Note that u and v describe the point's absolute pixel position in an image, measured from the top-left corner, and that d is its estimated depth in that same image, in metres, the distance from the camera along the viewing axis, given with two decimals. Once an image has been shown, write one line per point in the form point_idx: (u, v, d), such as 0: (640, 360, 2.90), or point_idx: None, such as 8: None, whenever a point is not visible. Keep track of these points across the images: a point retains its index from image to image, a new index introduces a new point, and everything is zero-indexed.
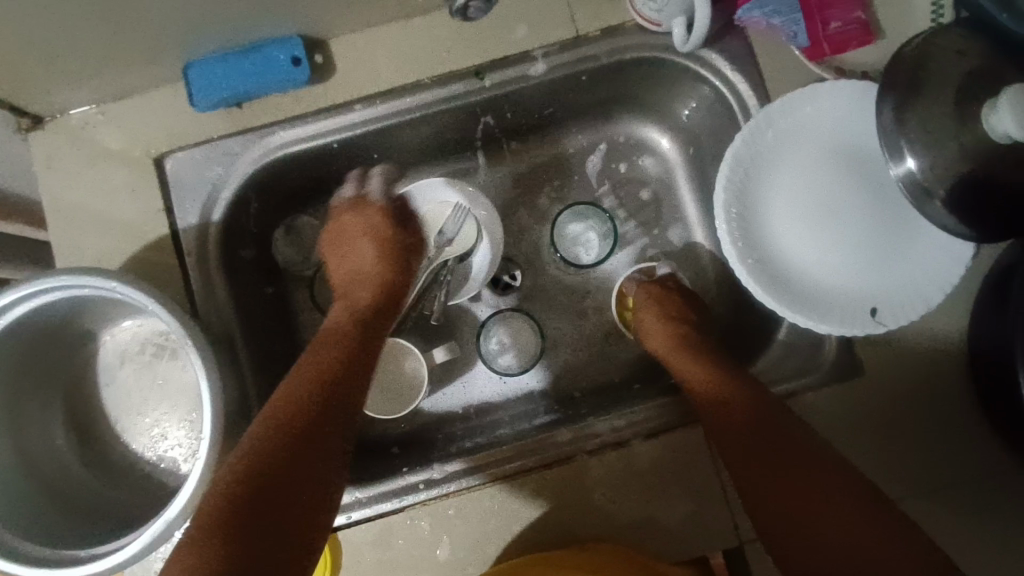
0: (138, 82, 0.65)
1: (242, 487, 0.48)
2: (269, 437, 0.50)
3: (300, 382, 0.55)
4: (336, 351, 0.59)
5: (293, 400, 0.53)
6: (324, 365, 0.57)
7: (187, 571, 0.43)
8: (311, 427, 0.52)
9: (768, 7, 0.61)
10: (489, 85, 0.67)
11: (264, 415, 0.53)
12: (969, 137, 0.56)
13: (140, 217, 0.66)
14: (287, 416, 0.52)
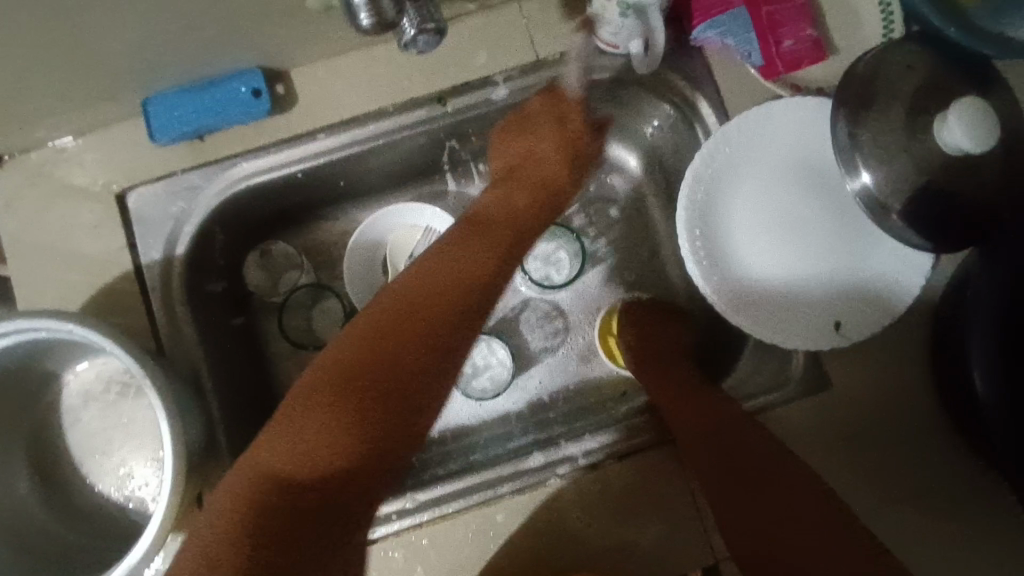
0: (97, 119, 0.65)
1: (380, 345, 0.51)
2: (419, 336, 0.52)
3: (447, 280, 0.56)
4: (483, 250, 0.59)
5: (442, 299, 0.54)
6: (474, 271, 0.57)
7: (333, 387, 0.48)
8: (453, 338, 0.54)
9: (722, 27, 0.61)
10: (452, 111, 0.68)
11: (395, 289, 0.55)
12: (919, 150, 0.57)
13: (102, 253, 0.65)
14: (431, 316, 0.53)
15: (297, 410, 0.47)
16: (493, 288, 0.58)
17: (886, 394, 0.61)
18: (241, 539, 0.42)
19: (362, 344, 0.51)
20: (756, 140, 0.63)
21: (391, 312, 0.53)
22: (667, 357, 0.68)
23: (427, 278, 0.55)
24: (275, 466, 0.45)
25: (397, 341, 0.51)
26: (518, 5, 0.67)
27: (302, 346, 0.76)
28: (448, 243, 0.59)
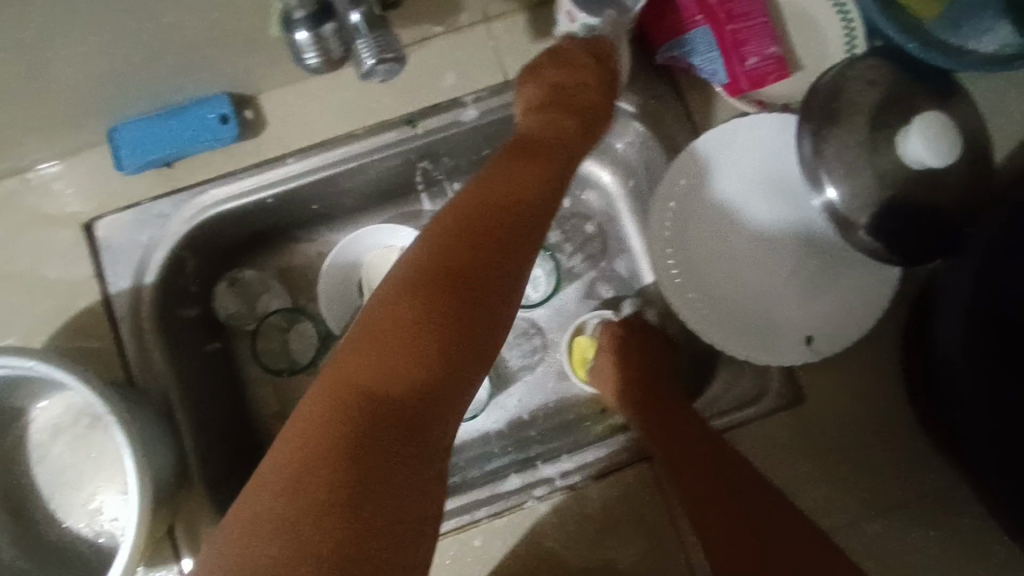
0: (63, 150, 0.64)
1: (453, 258, 0.48)
2: (478, 246, 0.49)
3: (504, 191, 0.53)
4: (533, 163, 0.56)
5: (498, 211, 0.52)
6: (528, 179, 0.55)
7: (410, 304, 0.45)
8: (518, 245, 0.51)
9: (687, 46, 0.62)
10: (422, 132, 0.67)
11: (461, 204, 0.52)
12: (883, 164, 0.57)
13: (71, 284, 0.64)
14: (491, 227, 0.51)
15: (368, 328, 0.45)
16: (549, 195, 0.56)
17: (861, 408, 0.61)
18: (340, 439, 0.40)
19: (424, 258, 0.48)
20: (726, 156, 0.63)
21: (450, 225, 0.50)
22: (640, 374, 0.66)
23: (477, 193, 0.53)
24: (363, 380, 0.43)
25: (466, 250, 0.49)
26: (486, 27, 0.67)
27: (278, 372, 0.75)
28: (499, 159, 0.56)
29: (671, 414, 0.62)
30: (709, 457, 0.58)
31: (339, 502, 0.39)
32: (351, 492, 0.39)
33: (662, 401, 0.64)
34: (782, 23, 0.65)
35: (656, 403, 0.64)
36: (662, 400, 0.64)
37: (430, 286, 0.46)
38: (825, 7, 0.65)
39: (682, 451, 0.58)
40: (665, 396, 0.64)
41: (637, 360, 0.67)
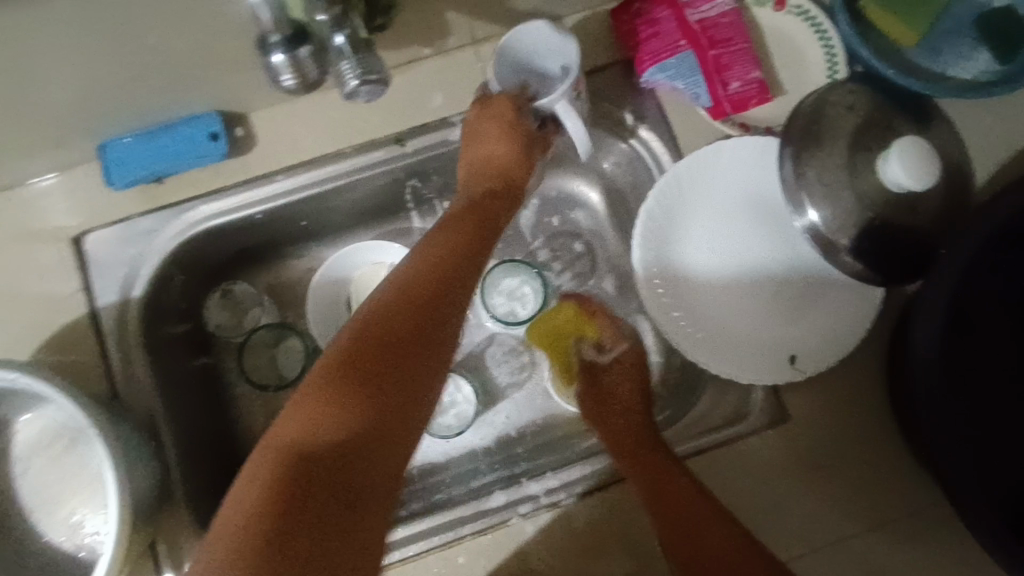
0: (50, 166, 0.64)
1: (374, 332, 0.50)
2: (406, 318, 0.52)
3: (432, 270, 0.56)
4: (458, 240, 0.59)
5: (422, 288, 0.54)
6: (452, 254, 0.58)
7: (332, 380, 0.47)
8: (444, 318, 0.54)
9: (669, 71, 0.64)
10: (410, 151, 0.68)
11: (383, 289, 0.55)
12: (864, 186, 0.58)
13: (54, 299, 0.64)
14: (417, 300, 0.53)
15: (297, 404, 0.46)
16: (472, 270, 0.59)
17: (845, 424, 0.61)
18: (272, 500, 0.40)
19: (352, 333, 0.50)
20: (706, 181, 0.64)
21: (378, 304, 0.53)
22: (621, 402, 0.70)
23: (404, 273, 0.56)
24: (290, 443, 0.43)
25: (391, 323, 0.51)
26: (475, 49, 0.68)
27: (267, 388, 0.74)
28: (428, 240, 0.59)
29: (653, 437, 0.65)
30: (689, 480, 0.60)
31: (275, 560, 0.38)
32: (301, 534, 0.40)
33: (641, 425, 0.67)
34: (764, 47, 0.66)
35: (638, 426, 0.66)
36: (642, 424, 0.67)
37: (349, 360, 0.48)
38: (806, 33, 0.66)
39: (673, 481, 0.60)
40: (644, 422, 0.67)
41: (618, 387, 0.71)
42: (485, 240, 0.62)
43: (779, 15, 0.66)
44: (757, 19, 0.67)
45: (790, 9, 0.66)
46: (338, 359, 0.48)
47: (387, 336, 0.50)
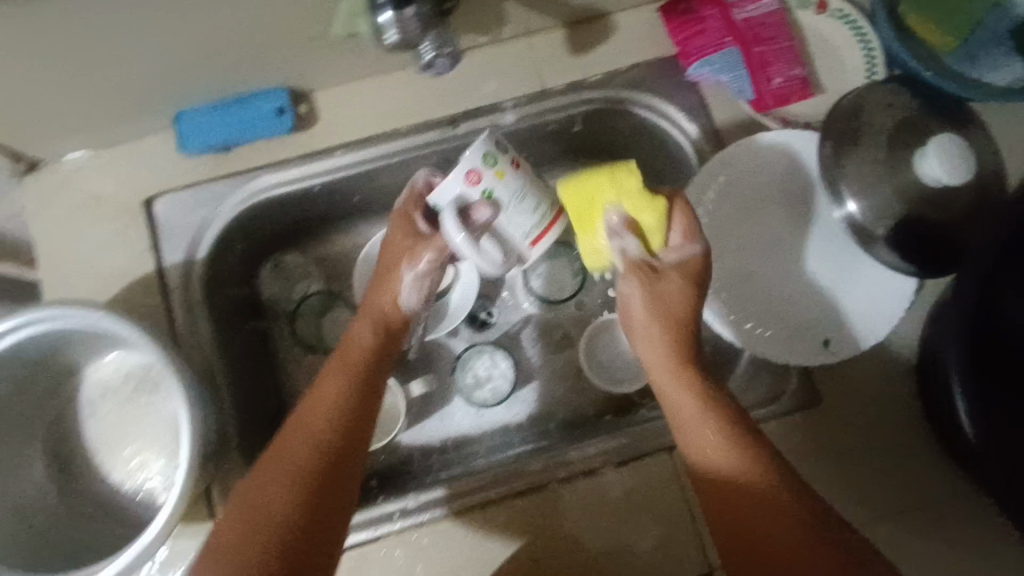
0: (129, 133, 0.69)
1: (246, 507, 0.52)
2: (294, 491, 0.52)
3: (306, 441, 0.55)
4: (343, 402, 0.57)
5: (303, 461, 0.54)
6: (337, 420, 0.56)
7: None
8: (341, 476, 0.54)
9: (716, 65, 0.68)
10: (462, 133, 0.72)
11: (274, 451, 0.55)
12: (901, 180, 0.61)
13: (127, 255, 0.69)
14: (303, 473, 0.53)
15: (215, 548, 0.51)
16: (361, 428, 0.57)
17: (872, 407, 0.64)
18: None
19: (237, 507, 0.52)
20: (747, 172, 0.67)
21: (271, 472, 0.53)
22: (681, 372, 0.58)
23: (288, 442, 0.55)
24: None
25: (271, 489, 0.52)
26: (528, 40, 0.72)
27: (325, 347, 0.79)
28: (312, 401, 0.57)
29: (719, 420, 0.55)
30: (762, 487, 0.51)
31: None
32: None
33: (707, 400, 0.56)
34: (806, 47, 0.69)
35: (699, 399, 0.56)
36: (707, 401, 0.56)
37: (228, 536, 0.51)
38: (847, 36, 0.69)
39: (740, 441, 0.54)
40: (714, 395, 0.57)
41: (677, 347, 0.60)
42: (373, 392, 0.59)
43: (820, 18, 0.70)
44: (800, 20, 0.70)
45: (832, 12, 0.70)
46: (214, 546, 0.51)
47: (244, 507, 0.52)
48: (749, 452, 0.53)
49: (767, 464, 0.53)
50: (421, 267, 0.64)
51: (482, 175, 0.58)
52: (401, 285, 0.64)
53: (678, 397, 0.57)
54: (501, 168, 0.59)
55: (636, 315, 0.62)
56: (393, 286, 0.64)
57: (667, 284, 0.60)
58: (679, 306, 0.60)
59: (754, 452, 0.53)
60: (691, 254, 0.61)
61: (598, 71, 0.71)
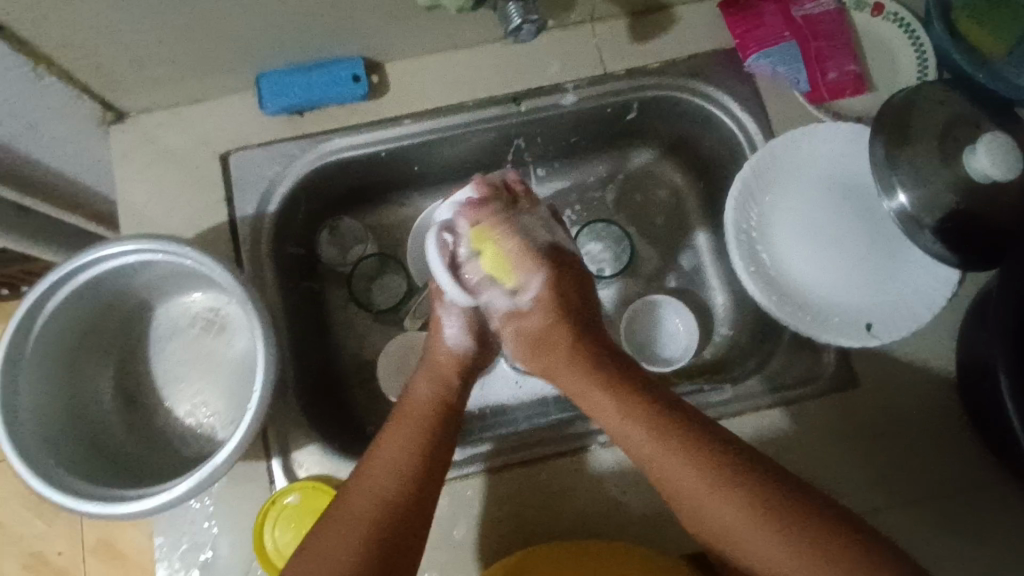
0: (212, 90, 0.73)
1: (324, 546, 0.54)
2: (363, 548, 0.54)
3: (373, 500, 0.57)
4: (408, 460, 0.60)
5: (366, 519, 0.56)
6: (400, 477, 0.58)
7: None
8: (407, 535, 0.56)
9: (773, 57, 0.71)
10: (524, 110, 0.75)
11: (349, 497, 0.57)
12: (950, 174, 0.63)
13: (201, 205, 0.73)
14: (369, 530, 0.55)
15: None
16: (428, 483, 0.59)
17: (907, 394, 0.67)
18: None
19: (314, 544, 0.55)
20: (800, 158, 0.70)
21: (346, 516, 0.56)
22: (668, 445, 0.57)
23: (354, 498, 0.57)
24: None
25: (347, 530, 0.55)
26: (591, 26, 0.76)
27: (372, 309, 0.83)
28: (376, 457, 0.60)
29: (731, 488, 0.54)
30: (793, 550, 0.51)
31: None
32: None
33: (710, 470, 0.55)
34: (860, 46, 0.72)
35: (702, 472, 0.55)
36: (709, 471, 0.55)
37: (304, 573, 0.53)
38: (900, 37, 0.72)
39: (675, 436, 0.57)
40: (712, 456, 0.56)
41: (657, 423, 0.59)
42: (438, 451, 0.62)
43: (875, 20, 0.73)
44: (856, 20, 0.73)
45: (887, 14, 0.72)
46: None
47: (319, 545, 0.55)
48: (774, 515, 0.52)
49: (792, 523, 0.52)
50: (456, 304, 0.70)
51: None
52: (444, 326, 0.71)
53: (675, 474, 0.56)
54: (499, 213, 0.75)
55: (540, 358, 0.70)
56: (441, 331, 0.71)
57: (537, 310, 0.69)
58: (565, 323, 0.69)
59: (774, 515, 0.52)
60: (539, 282, 0.69)
61: (657, 58, 0.75)
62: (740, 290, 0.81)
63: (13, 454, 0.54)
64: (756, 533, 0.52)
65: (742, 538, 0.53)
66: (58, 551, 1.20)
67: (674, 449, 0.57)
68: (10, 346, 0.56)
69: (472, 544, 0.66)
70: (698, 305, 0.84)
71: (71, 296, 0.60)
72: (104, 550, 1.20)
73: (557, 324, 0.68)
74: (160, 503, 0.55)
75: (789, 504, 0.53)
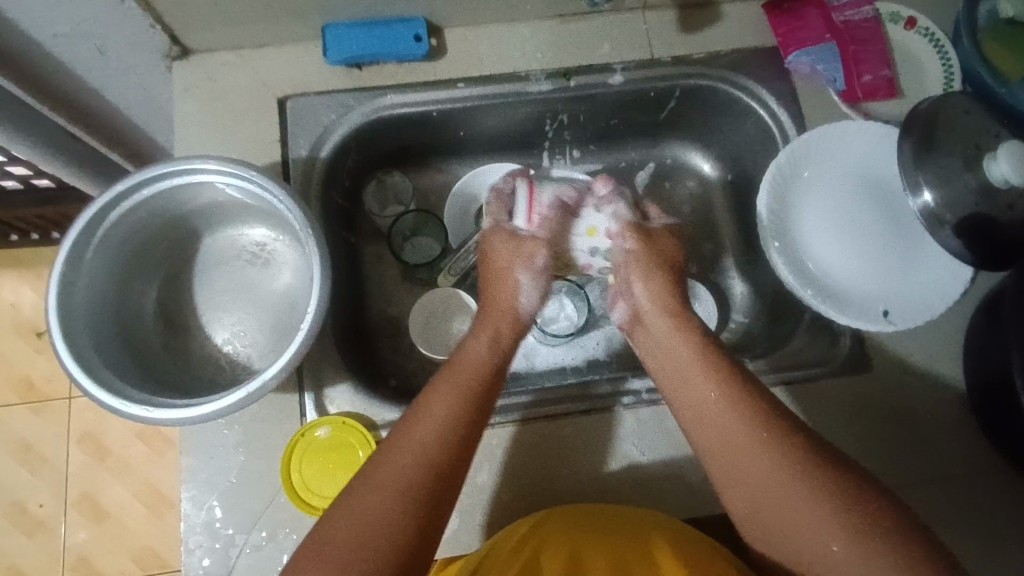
0: (278, 36, 0.76)
1: (357, 494, 0.54)
2: (406, 493, 0.54)
3: (410, 450, 0.57)
4: (449, 411, 0.60)
5: (410, 474, 0.55)
6: (440, 433, 0.58)
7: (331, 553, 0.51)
8: (445, 491, 0.56)
9: (814, 55, 0.76)
10: (573, 85, 0.79)
11: (388, 453, 0.57)
12: (973, 177, 0.67)
13: (256, 143, 0.75)
14: (409, 486, 0.55)
15: (314, 545, 0.52)
16: (470, 442, 0.59)
17: (916, 381, 0.70)
18: None
19: (353, 494, 0.55)
20: (832, 153, 0.75)
21: (382, 467, 0.56)
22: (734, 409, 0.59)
23: (395, 453, 0.57)
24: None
25: (382, 479, 0.55)
26: (643, 14, 0.80)
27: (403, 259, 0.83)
28: (418, 415, 0.59)
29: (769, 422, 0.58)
30: (838, 518, 0.52)
31: None
32: None
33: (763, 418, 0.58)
34: (892, 56, 0.78)
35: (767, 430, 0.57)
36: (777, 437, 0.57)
37: (339, 522, 0.53)
38: (929, 50, 0.77)
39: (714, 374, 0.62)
40: (778, 420, 0.58)
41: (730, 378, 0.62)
42: (481, 414, 0.62)
43: (908, 33, 0.78)
44: (889, 31, 0.78)
45: (919, 29, 0.78)
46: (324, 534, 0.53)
47: (357, 495, 0.54)
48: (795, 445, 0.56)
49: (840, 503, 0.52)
50: (537, 264, 0.74)
51: (595, 262, 0.78)
52: (519, 285, 0.73)
53: (735, 422, 0.59)
54: (592, 227, 0.76)
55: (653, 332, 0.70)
56: (512, 289, 0.73)
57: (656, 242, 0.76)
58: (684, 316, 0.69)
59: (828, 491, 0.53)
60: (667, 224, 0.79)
61: (703, 50, 0.79)
62: (758, 280, 0.85)
63: (67, 352, 0.56)
64: (803, 470, 0.55)
65: (792, 500, 0.54)
66: (40, 502, 1.14)
67: (721, 394, 0.61)
68: (72, 249, 0.59)
69: (494, 490, 0.68)
70: (718, 290, 0.87)
71: (132, 207, 0.62)
72: (88, 506, 1.15)
73: (666, 267, 0.75)
74: (204, 412, 0.56)
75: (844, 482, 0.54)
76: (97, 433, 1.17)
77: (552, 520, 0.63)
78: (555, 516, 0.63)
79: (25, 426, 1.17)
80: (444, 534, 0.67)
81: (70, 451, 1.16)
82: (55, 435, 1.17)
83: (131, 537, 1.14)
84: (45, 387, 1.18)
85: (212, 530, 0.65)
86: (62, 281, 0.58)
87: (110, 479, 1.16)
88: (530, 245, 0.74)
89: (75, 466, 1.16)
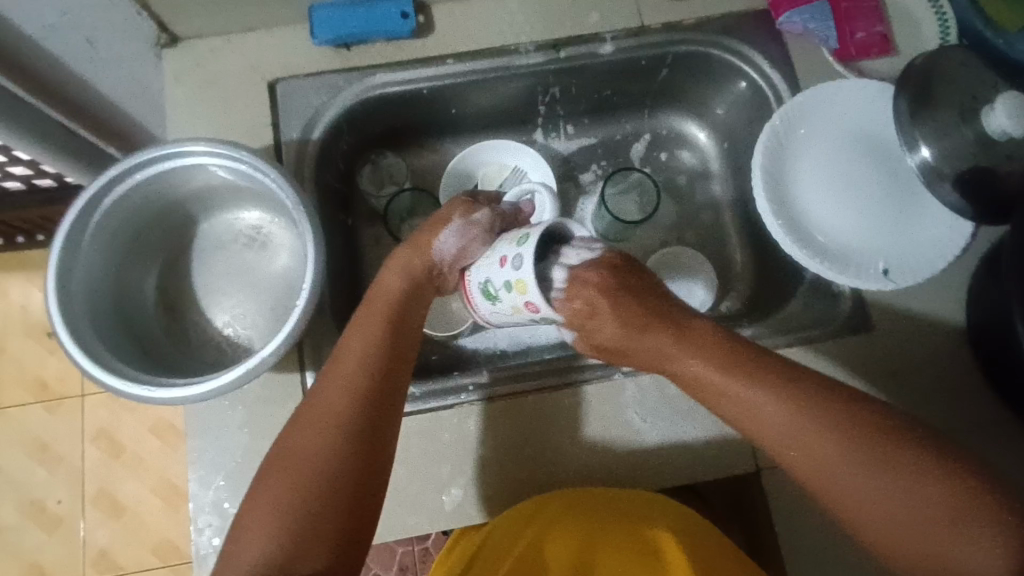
0: (266, 20, 0.76)
1: (293, 435, 0.55)
2: (335, 428, 0.54)
3: (338, 389, 0.56)
4: (371, 350, 0.58)
5: (338, 410, 0.55)
6: (365, 366, 0.57)
7: (269, 486, 0.52)
8: (381, 419, 0.56)
9: (806, 15, 0.74)
10: (563, 57, 0.78)
11: (320, 393, 0.56)
12: (970, 131, 0.66)
13: (248, 127, 0.75)
14: (341, 426, 0.54)
15: (254, 510, 0.52)
16: (396, 373, 0.59)
17: (917, 340, 0.70)
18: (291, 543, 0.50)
19: (288, 436, 0.55)
20: (827, 110, 0.74)
21: (309, 410, 0.56)
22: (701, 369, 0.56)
23: (323, 399, 0.56)
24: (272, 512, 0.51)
25: (311, 422, 0.55)
26: None
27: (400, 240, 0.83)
28: (338, 362, 0.58)
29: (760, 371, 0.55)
30: (846, 463, 0.50)
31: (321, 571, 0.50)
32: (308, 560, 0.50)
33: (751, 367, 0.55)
34: (886, 13, 0.77)
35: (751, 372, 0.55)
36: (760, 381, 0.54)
37: (276, 463, 0.53)
38: (924, 5, 0.76)
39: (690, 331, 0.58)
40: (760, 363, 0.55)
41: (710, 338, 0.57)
42: (409, 342, 0.61)
43: None
44: None
45: None
46: (265, 472, 0.54)
47: (291, 434, 0.55)
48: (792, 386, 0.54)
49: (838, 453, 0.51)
50: (474, 217, 0.63)
51: (506, 254, 0.55)
52: (445, 228, 0.63)
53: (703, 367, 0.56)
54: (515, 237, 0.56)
55: (610, 339, 0.59)
56: (437, 233, 0.64)
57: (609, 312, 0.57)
58: (640, 295, 0.58)
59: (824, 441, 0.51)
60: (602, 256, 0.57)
61: (693, 14, 0.78)
62: (756, 246, 0.84)
63: (67, 336, 0.56)
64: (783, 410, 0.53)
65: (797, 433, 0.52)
66: (58, 499, 1.16)
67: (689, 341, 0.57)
68: (70, 235, 0.59)
69: (496, 461, 0.69)
70: (716, 260, 0.87)
71: (125, 191, 0.63)
72: (105, 502, 1.16)
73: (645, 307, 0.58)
74: (203, 391, 0.57)
75: (833, 424, 0.51)
76: (111, 430, 1.18)
77: (556, 504, 0.63)
78: (560, 499, 0.64)
79: (39, 425, 1.18)
80: (450, 507, 0.67)
81: (85, 448, 1.18)
82: (69, 434, 1.18)
83: (148, 531, 1.16)
84: (58, 386, 1.20)
85: (220, 509, 0.66)
86: (59, 267, 0.58)
87: (124, 475, 1.17)
88: (477, 206, 0.64)
89: (90, 463, 1.18)
